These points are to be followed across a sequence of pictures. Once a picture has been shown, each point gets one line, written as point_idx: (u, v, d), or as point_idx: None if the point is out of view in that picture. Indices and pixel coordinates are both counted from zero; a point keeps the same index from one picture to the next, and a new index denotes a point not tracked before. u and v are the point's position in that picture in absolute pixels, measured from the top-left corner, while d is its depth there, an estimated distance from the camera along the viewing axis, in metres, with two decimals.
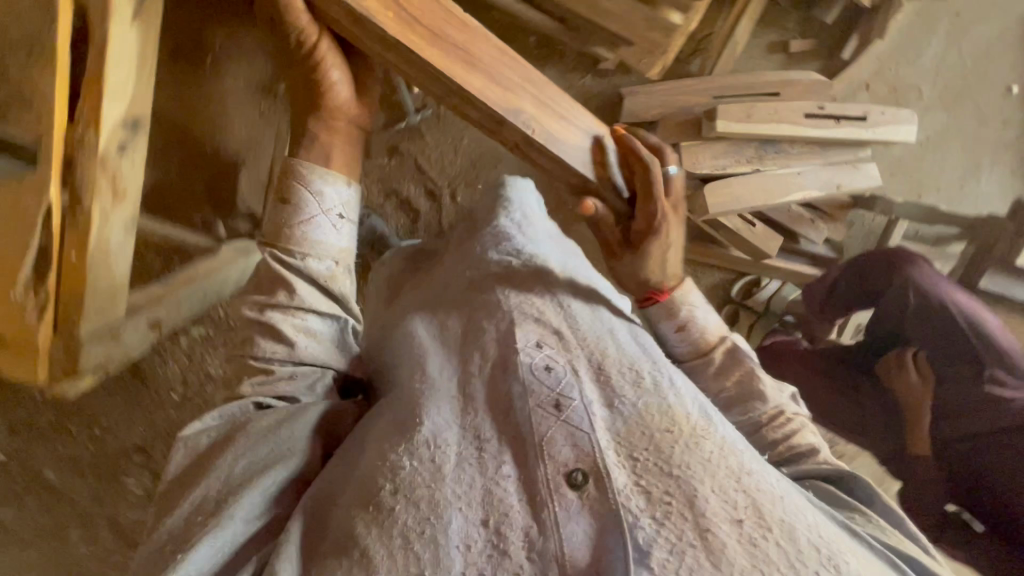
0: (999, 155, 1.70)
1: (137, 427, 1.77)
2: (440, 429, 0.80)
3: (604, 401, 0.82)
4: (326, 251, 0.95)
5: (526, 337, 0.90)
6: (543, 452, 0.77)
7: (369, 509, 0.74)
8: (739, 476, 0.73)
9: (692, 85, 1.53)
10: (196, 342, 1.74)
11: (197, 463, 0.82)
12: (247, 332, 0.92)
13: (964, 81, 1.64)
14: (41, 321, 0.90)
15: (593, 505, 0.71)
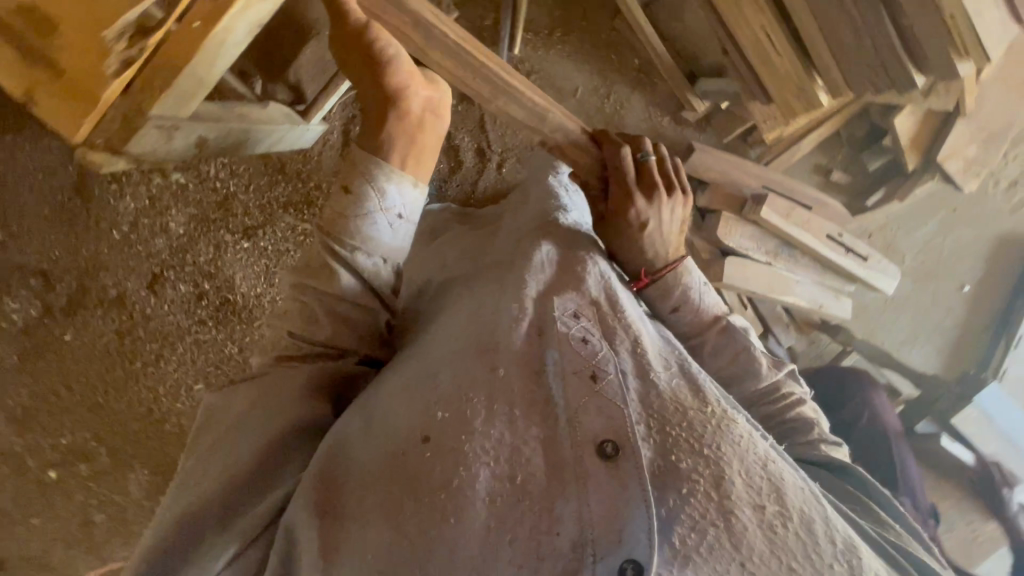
0: (936, 331, 1.99)
1: (49, 250, 1.50)
2: (474, 385, 0.85)
3: (636, 380, 0.88)
4: (376, 242, 0.92)
5: (559, 308, 0.94)
6: (574, 422, 0.82)
7: (398, 457, 0.81)
8: (755, 470, 0.81)
9: (751, 168, 1.66)
10: (167, 189, 1.53)
11: (221, 422, 0.88)
12: (283, 314, 0.92)
13: (937, 263, 1.93)
14: (118, 74, 0.82)
15: (618, 479, 0.77)
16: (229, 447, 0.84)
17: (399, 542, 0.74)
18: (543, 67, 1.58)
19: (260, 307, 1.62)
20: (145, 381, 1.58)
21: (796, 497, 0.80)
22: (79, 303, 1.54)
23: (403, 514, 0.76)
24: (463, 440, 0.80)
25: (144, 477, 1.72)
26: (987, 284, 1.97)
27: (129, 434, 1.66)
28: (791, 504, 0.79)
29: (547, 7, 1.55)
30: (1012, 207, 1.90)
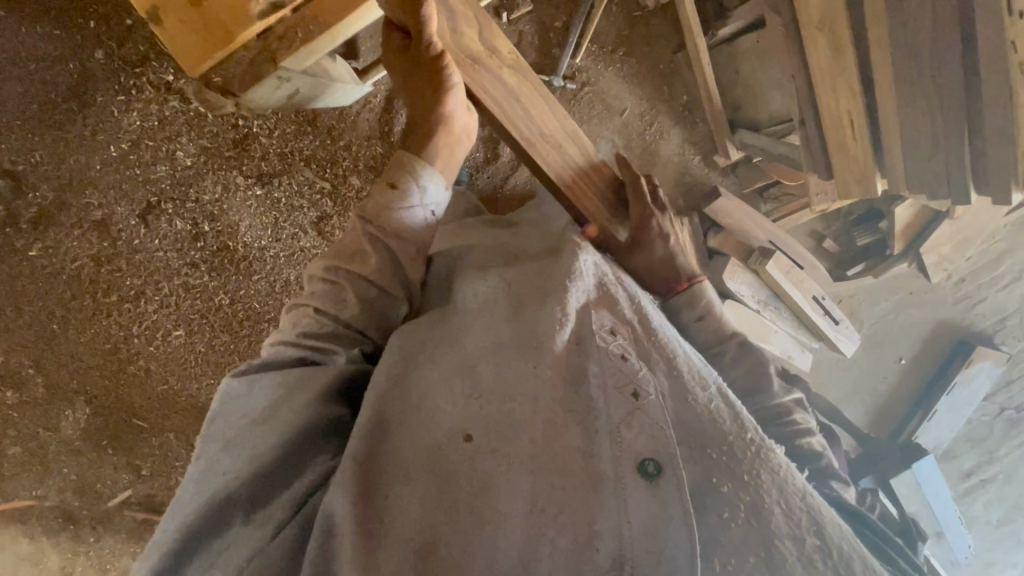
0: (876, 396, 2.18)
1: (31, 152, 1.33)
2: (518, 386, 0.77)
3: (677, 395, 0.75)
4: (430, 190, 0.89)
5: (594, 319, 0.82)
6: (612, 437, 0.73)
7: (440, 453, 0.75)
8: (798, 503, 0.67)
9: (763, 221, 1.76)
10: (181, 113, 1.37)
11: (236, 409, 0.76)
12: (304, 295, 0.84)
13: (888, 336, 2.13)
14: (262, 14, 0.88)
15: (658, 499, 0.68)
16: (266, 420, 0.74)
17: (442, 537, 0.69)
18: (598, 80, 1.59)
19: (261, 261, 1.49)
20: (117, 317, 1.45)
21: (840, 534, 0.65)
22: (54, 218, 1.37)
23: (449, 512, 0.71)
24: (508, 437, 0.74)
25: (84, 416, 1.57)
26: (923, 358, 2.16)
27: (85, 368, 1.51)
28: (833, 544, 0.64)
29: (617, 23, 1.57)
30: (957, 299, 2.11)
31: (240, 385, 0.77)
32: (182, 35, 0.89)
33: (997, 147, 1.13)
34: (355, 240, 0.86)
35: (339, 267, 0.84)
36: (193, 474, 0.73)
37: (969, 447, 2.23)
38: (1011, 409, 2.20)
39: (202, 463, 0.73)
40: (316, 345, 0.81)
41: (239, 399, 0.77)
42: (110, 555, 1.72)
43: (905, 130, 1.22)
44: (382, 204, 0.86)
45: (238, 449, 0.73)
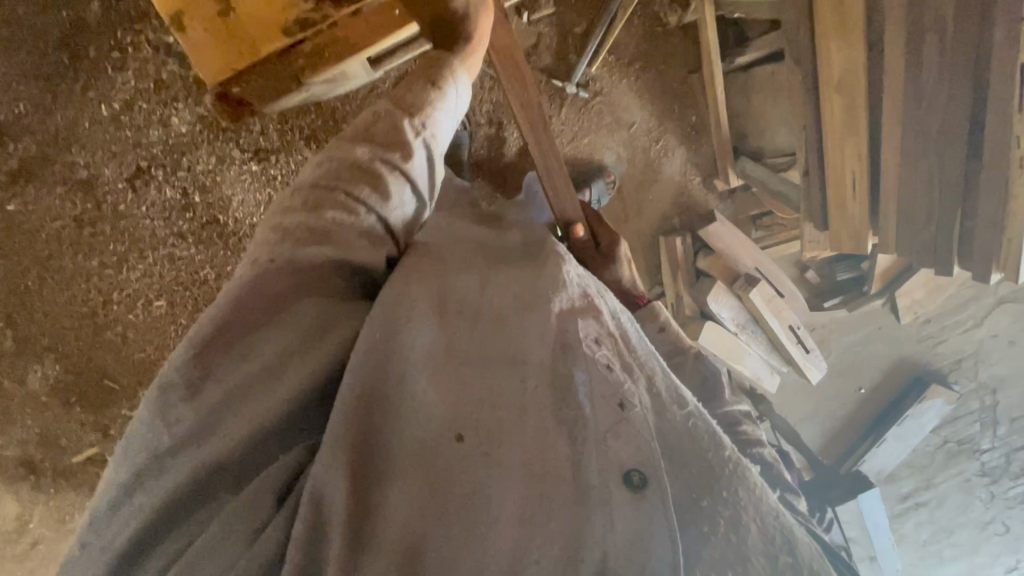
0: (831, 417, 2.28)
1: (15, 101, 1.27)
2: (508, 396, 0.67)
3: (661, 405, 0.67)
4: (469, 94, 0.77)
5: (580, 327, 0.71)
6: (598, 446, 0.63)
7: (416, 456, 0.63)
8: (772, 523, 0.62)
9: (752, 248, 1.79)
10: (178, 77, 1.30)
11: (207, 418, 0.58)
12: (319, 192, 0.67)
13: (852, 363, 2.23)
14: (292, 34, 0.70)
15: (641, 515, 0.59)
16: (275, 374, 0.62)
17: (429, 546, 0.60)
18: (611, 92, 1.58)
19: (252, 238, 1.46)
20: (96, 281, 1.42)
21: (810, 552, 0.62)
22: (36, 173, 1.33)
23: (440, 516, 0.61)
24: (502, 440, 0.64)
25: (53, 373, 1.54)
26: (882, 388, 2.26)
27: (57, 328, 1.48)
28: (804, 564, 0.61)
29: (637, 37, 1.55)
30: (919, 337, 2.20)
31: (240, 325, 0.61)
32: (185, 36, 0.71)
33: (985, 230, 1.14)
34: (392, 129, 0.70)
35: (374, 157, 0.69)
36: (172, 431, 0.58)
37: (909, 472, 2.36)
38: (953, 442, 2.32)
39: (183, 418, 0.58)
40: (348, 242, 0.66)
41: (236, 341, 0.61)
42: (68, 506, 1.71)
43: (904, 201, 1.20)
44: (424, 100, 0.72)
45: (238, 411, 0.60)
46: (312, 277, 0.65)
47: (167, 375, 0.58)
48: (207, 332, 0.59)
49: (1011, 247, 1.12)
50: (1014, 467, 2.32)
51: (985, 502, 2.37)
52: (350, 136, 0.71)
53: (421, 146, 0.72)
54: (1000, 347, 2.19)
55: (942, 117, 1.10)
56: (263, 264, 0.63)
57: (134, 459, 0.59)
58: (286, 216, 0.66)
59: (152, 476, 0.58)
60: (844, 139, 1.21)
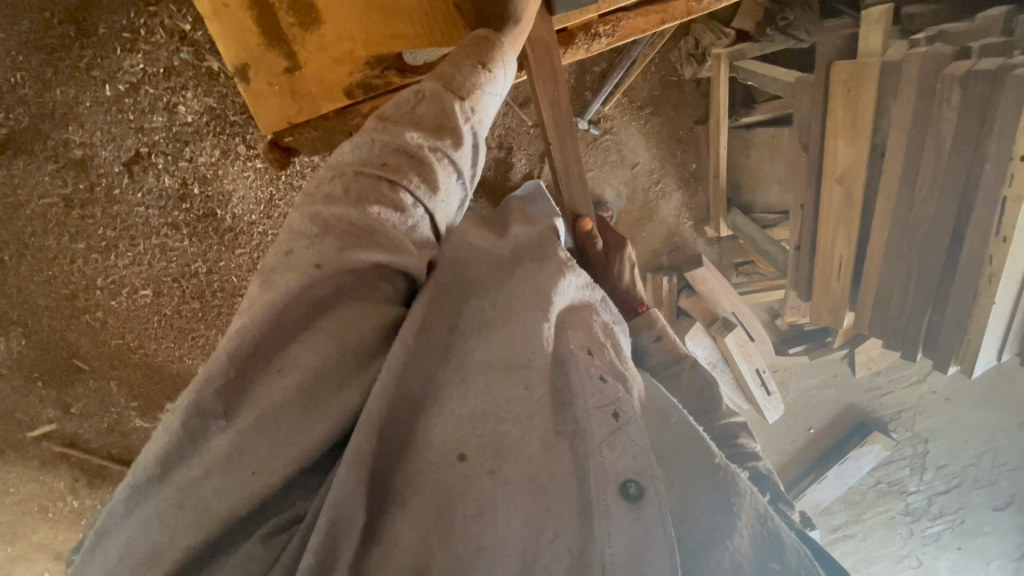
0: (781, 448, 2.45)
1: (13, 71, 1.20)
2: (510, 407, 0.68)
3: (649, 418, 0.75)
4: (513, 78, 0.80)
5: (571, 339, 0.74)
6: (596, 458, 0.65)
7: (425, 473, 0.66)
8: (760, 528, 0.69)
9: (730, 293, 1.86)
10: (190, 67, 1.25)
11: (217, 472, 0.57)
12: (365, 178, 0.67)
13: (807, 404, 2.37)
14: (349, 96, 0.98)
15: (641, 524, 0.62)
16: (310, 394, 0.61)
17: (438, 556, 0.62)
18: (620, 133, 1.63)
19: (248, 235, 1.44)
20: (81, 263, 1.38)
21: (796, 558, 0.69)
22: (26, 146, 1.27)
23: (446, 536, 0.63)
24: (505, 455, 0.66)
25: (18, 347, 1.48)
26: (832, 424, 2.41)
27: (30, 306, 1.42)
28: (790, 568, 0.68)
29: (651, 83, 1.60)
30: (868, 387, 2.37)
31: (277, 337, 0.61)
32: (260, 95, 0.95)
33: (950, 328, 1.20)
34: (441, 112, 0.71)
35: (424, 142, 0.69)
36: (199, 451, 0.59)
37: (842, 506, 2.54)
38: (884, 483, 2.51)
39: (219, 445, 0.58)
40: (392, 242, 0.66)
41: (275, 357, 0.61)
42: (16, 479, 1.65)
43: (881, 288, 1.27)
44: (474, 82, 0.74)
45: (264, 436, 0.59)
46: (350, 281, 0.64)
47: (208, 398, 0.58)
48: (242, 348, 0.59)
49: (970, 348, 1.18)
50: (933, 509, 2.53)
51: (904, 537, 2.57)
52: (395, 118, 0.70)
53: (468, 133, 0.73)
54: (937, 403, 2.38)
55: (928, 225, 1.15)
56: (300, 274, 0.62)
57: (162, 479, 0.58)
58: (329, 205, 0.65)
59: (174, 509, 0.57)
60: (837, 219, 1.29)
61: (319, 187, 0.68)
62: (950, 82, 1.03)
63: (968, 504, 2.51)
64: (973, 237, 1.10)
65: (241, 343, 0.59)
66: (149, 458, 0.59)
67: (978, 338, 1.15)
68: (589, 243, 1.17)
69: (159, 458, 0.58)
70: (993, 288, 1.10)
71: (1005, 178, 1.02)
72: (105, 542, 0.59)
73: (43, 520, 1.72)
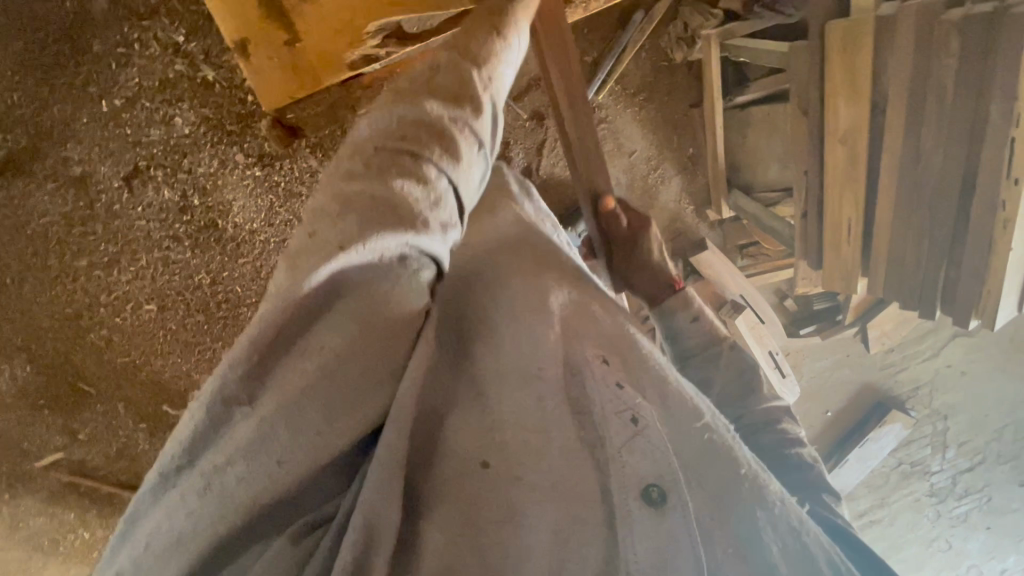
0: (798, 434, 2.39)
1: (11, 91, 1.22)
2: (528, 416, 0.65)
3: (682, 417, 0.64)
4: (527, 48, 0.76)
5: (586, 351, 0.69)
6: (616, 465, 0.61)
7: (451, 478, 0.64)
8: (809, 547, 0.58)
9: (737, 275, 1.84)
10: (185, 78, 1.26)
11: (238, 464, 0.55)
12: (383, 154, 0.63)
13: (822, 386, 2.35)
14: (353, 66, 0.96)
15: (664, 533, 0.57)
16: (332, 376, 0.57)
17: (466, 557, 0.59)
18: (616, 121, 1.63)
19: (250, 244, 1.42)
20: (84, 281, 1.37)
21: None
22: (25, 166, 1.27)
23: (477, 544, 0.60)
24: (530, 463, 0.63)
25: (24, 373, 1.47)
26: (849, 406, 2.38)
27: (34, 329, 1.41)
28: None
29: (643, 69, 1.61)
30: (882, 365, 2.35)
31: (299, 322, 0.57)
32: (261, 67, 0.95)
33: (968, 280, 1.17)
34: (459, 81, 0.66)
35: (444, 112, 0.64)
36: (226, 436, 0.57)
37: (866, 491, 2.49)
38: (907, 463, 2.46)
39: (242, 431, 0.56)
40: (413, 216, 0.60)
41: (298, 340, 0.58)
42: (24, 513, 1.62)
43: (892, 248, 1.26)
44: (488, 48, 0.70)
45: (284, 428, 0.56)
46: (376, 265, 0.59)
47: (231, 384, 0.56)
48: (263, 332, 0.56)
49: (989, 298, 1.13)
50: (959, 488, 2.47)
51: (931, 520, 2.51)
52: (411, 89, 0.66)
53: (488, 102, 0.68)
54: (954, 377, 2.35)
55: (937, 175, 1.14)
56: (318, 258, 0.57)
57: (192, 462, 0.57)
58: (348, 181, 0.62)
59: (198, 494, 0.55)
60: (843, 184, 1.29)
61: (341, 165, 0.65)
62: (948, 29, 1.05)
63: (994, 480, 2.45)
64: (984, 181, 1.09)
65: (264, 328, 0.56)
66: (173, 446, 0.59)
67: (998, 287, 1.11)
68: (614, 226, 1.00)
69: (183, 448, 0.57)
70: (1010, 234, 1.07)
71: (1012, 118, 1.02)
72: (138, 525, 0.59)
73: (51, 555, 1.66)
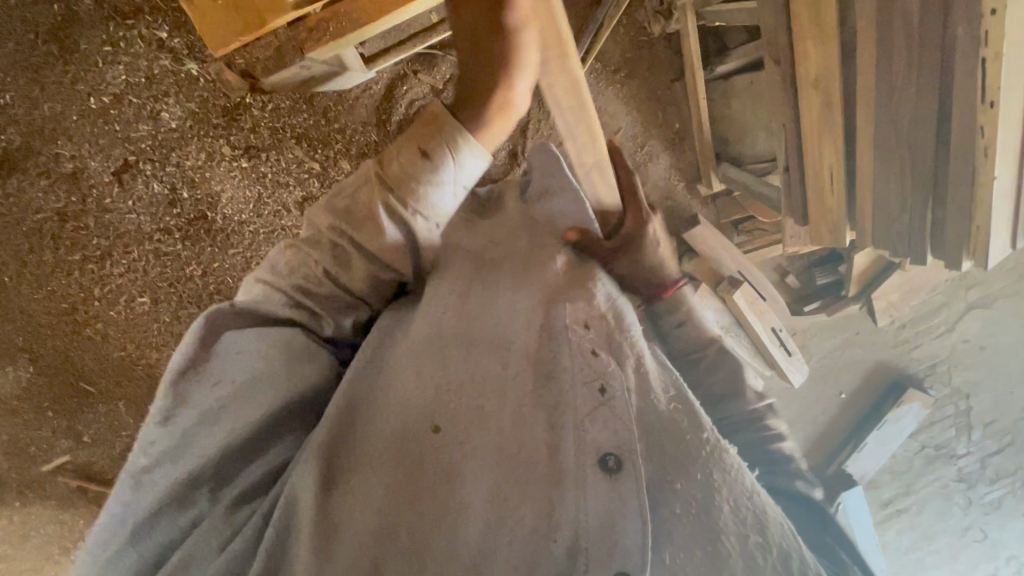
0: (811, 418, 2.31)
1: (3, 93, 1.26)
2: (485, 382, 0.64)
3: (647, 391, 0.64)
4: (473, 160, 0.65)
5: (568, 314, 0.68)
6: (575, 432, 0.61)
7: (395, 435, 0.63)
8: (749, 508, 0.59)
9: (734, 251, 1.82)
10: (169, 73, 1.31)
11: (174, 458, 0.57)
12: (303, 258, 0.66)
13: (833, 367, 2.28)
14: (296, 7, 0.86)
15: (614, 496, 0.58)
16: (253, 389, 0.61)
17: (403, 525, 0.58)
18: (599, 98, 1.63)
19: (240, 235, 1.44)
20: (77, 276, 1.40)
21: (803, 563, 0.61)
22: (18, 164, 1.31)
23: (404, 504, 0.59)
24: (478, 428, 0.62)
25: (26, 374, 1.47)
26: (863, 387, 2.29)
27: (32, 327, 1.43)
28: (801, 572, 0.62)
29: (621, 45, 1.62)
30: (896, 341, 2.27)
31: (232, 338, 0.63)
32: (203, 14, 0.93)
33: (956, 220, 1.15)
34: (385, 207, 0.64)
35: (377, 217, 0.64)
36: (168, 441, 0.57)
37: (890, 478, 2.37)
38: (929, 448, 2.34)
39: (171, 432, 0.58)
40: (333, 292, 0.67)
41: (224, 353, 0.62)
42: (34, 520, 1.59)
43: (878, 196, 1.26)
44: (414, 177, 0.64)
45: (222, 421, 0.59)
46: (308, 284, 0.66)
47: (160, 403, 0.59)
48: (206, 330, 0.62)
49: (980, 234, 1.12)
50: (989, 472, 2.33)
51: (963, 507, 2.35)
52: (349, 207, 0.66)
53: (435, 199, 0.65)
54: (973, 353, 2.26)
55: (914, 109, 1.13)
56: (258, 290, 0.67)
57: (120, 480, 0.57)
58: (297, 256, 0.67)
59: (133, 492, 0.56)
60: (824, 136, 1.29)
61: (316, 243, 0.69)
62: None
63: None
64: (960, 110, 1.08)
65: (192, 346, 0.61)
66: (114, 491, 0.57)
67: (986, 222, 1.10)
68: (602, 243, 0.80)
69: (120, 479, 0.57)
70: (992, 160, 1.06)
71: (980, 38, 1.01)
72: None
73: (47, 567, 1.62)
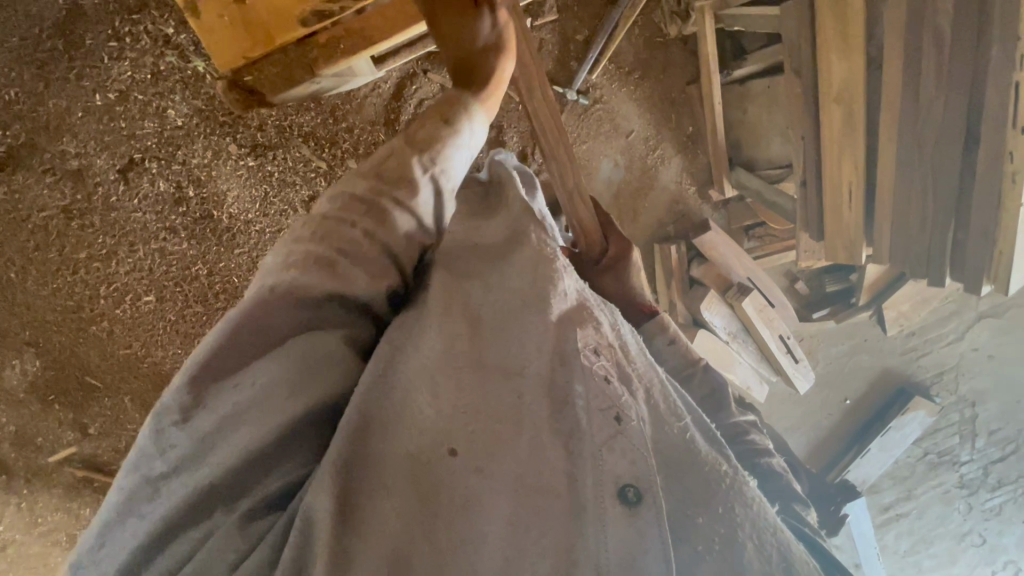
0: (815, 423, 2.30)
1: (7, 87, 1.24)
2: (494, 407, 0.57)
3: (657, 416, 0.61)
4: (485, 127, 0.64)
5: (578, 336, 0.61)
6: (593, 461, 0.55)
7: (410, 461, 0.54)
8: (769, 540, 0.56)
9: (745, 259, 1.80)
10: (176, 70, 1.28)
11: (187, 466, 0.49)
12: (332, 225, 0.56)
13: (840, 373, 2.27)
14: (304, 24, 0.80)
15: (633, 531, 0.52)
16: (264, 405, 0.50)
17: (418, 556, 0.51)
18: (612, 100, 1.61)
19: (245, 235, 1.43)
20: (83, 273, 1.39)
21: None
22: (24, 160, 1.30)
23: (427, 533, 0.52)
24: (496, 453, 0.55)
25: (33, 369, 1.47)
26: (869, 394, 2.28)
27: (38, 322, 1.43)
28: None
29: (636, 46, 1.59)
30: (903, 350, 2.25)
31: (262, 334, 0.52)
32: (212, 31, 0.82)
33: (977, 243, 1.18)
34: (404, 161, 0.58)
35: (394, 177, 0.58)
36: (167, 456, 0.49)
37: (891, 484, 2.36)
38: (933, 454, 2.33)
39: (193, 434, 0.49)
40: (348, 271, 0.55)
41: (252, 350, 0.52)
42: (42, 508, 1.60)
43: (897, 210, 1.25)
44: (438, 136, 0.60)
45: (232, 436, 0.49)
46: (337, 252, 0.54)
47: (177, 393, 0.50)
48: (245, 317, 0.51)
49: (1002, 259, 1.15)
50: (991, 479, 2.32)
51: (963, 513, 2.35)
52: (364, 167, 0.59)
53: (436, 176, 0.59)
54: (980, 361, 2.24)
55: (939, 128, 1.13)
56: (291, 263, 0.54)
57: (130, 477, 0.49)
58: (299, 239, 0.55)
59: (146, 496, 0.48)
60: (844, 150, 1.27)
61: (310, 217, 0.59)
62: None
63: None
64: (987, 133, 1.09)
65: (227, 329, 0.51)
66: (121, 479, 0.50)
67: (1010, 246, 1.13)
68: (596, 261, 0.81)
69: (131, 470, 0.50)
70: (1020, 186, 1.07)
71: (1015, 60, 1.02)
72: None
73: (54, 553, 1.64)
